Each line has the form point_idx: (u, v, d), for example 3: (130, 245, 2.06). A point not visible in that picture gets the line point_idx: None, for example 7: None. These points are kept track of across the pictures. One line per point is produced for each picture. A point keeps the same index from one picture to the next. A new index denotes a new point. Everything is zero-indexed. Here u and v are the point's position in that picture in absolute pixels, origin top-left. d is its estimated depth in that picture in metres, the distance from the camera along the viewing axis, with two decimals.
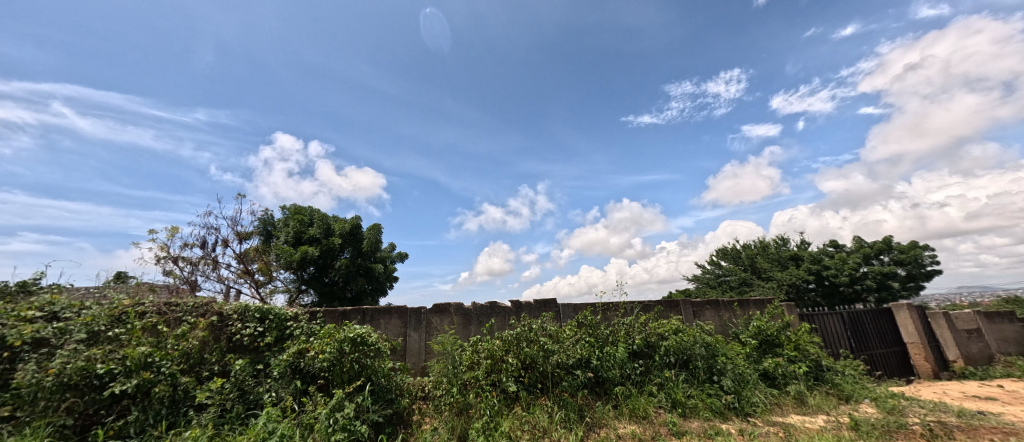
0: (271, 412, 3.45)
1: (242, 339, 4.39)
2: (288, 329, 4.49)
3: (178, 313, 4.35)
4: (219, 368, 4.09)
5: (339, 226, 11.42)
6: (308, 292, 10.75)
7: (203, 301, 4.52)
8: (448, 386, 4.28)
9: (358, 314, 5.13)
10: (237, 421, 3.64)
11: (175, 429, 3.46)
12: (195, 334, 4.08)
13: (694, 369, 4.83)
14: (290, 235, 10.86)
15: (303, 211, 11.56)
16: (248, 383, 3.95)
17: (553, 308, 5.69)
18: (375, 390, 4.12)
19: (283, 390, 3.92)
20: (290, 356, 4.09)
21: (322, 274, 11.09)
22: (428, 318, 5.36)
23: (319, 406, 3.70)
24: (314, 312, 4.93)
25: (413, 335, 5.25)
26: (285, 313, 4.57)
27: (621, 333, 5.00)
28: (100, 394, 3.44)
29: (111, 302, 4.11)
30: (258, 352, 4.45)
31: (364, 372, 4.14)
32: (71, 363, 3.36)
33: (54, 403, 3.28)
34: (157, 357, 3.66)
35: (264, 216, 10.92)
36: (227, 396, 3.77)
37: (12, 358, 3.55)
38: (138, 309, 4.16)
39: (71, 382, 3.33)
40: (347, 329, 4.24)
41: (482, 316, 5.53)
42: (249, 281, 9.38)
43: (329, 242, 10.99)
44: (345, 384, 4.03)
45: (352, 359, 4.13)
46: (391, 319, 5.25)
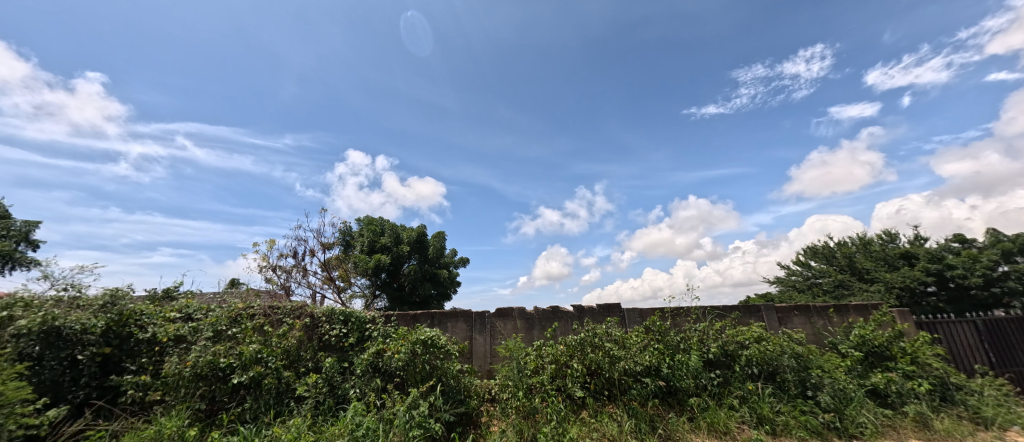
0: (356, 406, 3.79)
1: (331, 339, 4.90)
2: (368, 331, 4.92)
3: (279, 314, 4.99)
4: (312, 365, 4.61)
5: (407, 234, 12.23)
6: (382, 296, 11.62)
7: (298, 304, 5.14)
8: (515, 389, 4.35)
9: (428, 318, 5.45)
10: (329, 413, 4.06)
11: (281, 416, 3.97)
12: (293, 333, 4.65)
13: (782, 382, 4.36)
14: (365, 244, 11.86)
15: (376, 222, 12.55)
16: (336, 379, 4.38)
17: (618, 313, 5.53)
18: (446, 391, 4.33)
19: (366, 387, 4.28)
20: (371, 355, 4.47)
21: (393, 280, 11.93)
22: (493, 321, 5.52)
23: (397, 403, 3.98)
24: (389, 315, 5.35)
25: (479, 339, 5.44)
26: (364, 316, 5.02)
27: (694, 341, 4.69)
28: (224, 383, 4.07)
29: (229, 306, 4.85)
30: (343, 351, 4.92)
31: (435, 373, 4.37)
32: (202, 356, 4.04)
33: (192, 389, 3.96)
34: (264, 353, 4.24)
35: (343, 227, 12.06)
36: (320, 390, 4.22)
37: (162, 350, 4.38)
38: (249, 312, 4.86)
39: (203, 372, 3.99)
40: (419, 332, 4.54)
41: (544, 320, 5.55)
42: (332, 287, 10.41)
43: (398, 250, 11.81)
44: (419, 383, 4.30)
45: (424, 360, 4.39)
46: (458, 322, 5.49)
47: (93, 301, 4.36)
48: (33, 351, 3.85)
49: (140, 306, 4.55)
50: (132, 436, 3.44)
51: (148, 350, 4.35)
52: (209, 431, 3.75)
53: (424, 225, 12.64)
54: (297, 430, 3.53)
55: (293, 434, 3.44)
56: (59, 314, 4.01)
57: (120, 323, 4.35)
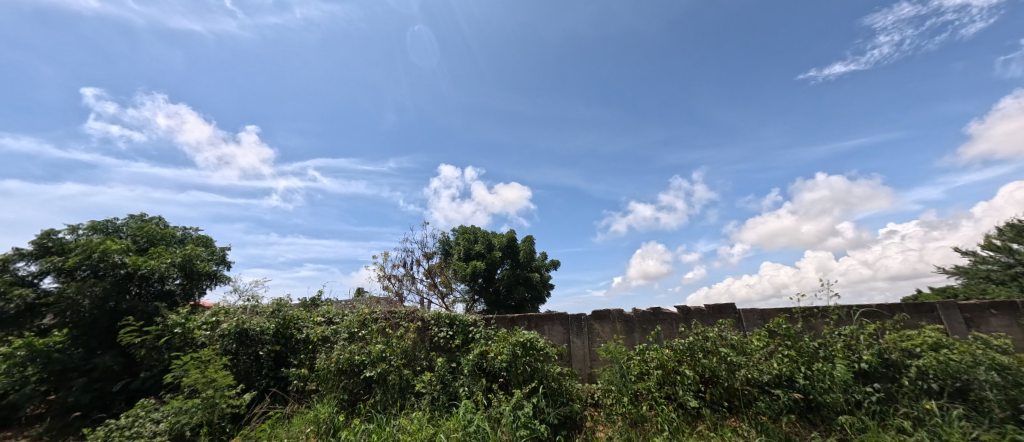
0: (466, 404, 4.07)
1: (440, 341, 5.35)
2: (471, 333, 5.26)
3: (396, 318, 5.64)
4: (426, 363, 5.09)
5: (498, 240, 12.77)
6: (480, 301, 12.32)
7: (411, 309, 5.75)
8: (619, 395, 4.19)
9: (525, 321, 5.58)
10: (444, 408, 4.43)
11: (405, 409, 4.46)
12: (409, 335, 5.23)
13: (979, 403, 3.34)
14: (462, 252, 12.70)
15: (470, 230, 13.38)
16: (447, 377, 4.76)
17: (733, 314, 4.94)
18: (549, 393, 4.37)
19: (473, 386, 4.57)
20: (475, 357, 4.78)
21: (489, 285, 12.55)
22: (590, 324, 5.42)
23: (503, 402, 4.16)
24: (489, 318, 5.64)
25: (577, 342, 5.38)
26: (466, 319, 5.38)
27: (838, 347, 3.94)
28: (358, 378, 4.75)
29: (359, 311, 5.66)
30: (451, 351, 5.33)
31: (536, 375, 4.45)
32: (342, 354, 4.78)
33: (337, 381, 4.71)
34: (387, 353, 4.84)
35: (442, 237, 13.12)
36: (435, 387, 4.64)
37: (313, 348, 5.31)
38: (373, 316, 5.59)
39: (344, 367, 4.72)
40: (518, 334, 4.70)
41: (645, 323, 5.24)
42: (436, 292, 11.39)
43: (492, 256, 12.40)
44: (521, 385, 4.43)
45: (524, 362, 4.52)
46: (554, 325, 5.52)
47: (266, 308, 5.54)
48: (232, 347, 5.06)
49: (296, 312, 5.60)
50: (298, 418, 4.22)
51: (305, 348, 5.31)
52: (351, 417, 4.40)
53: (513, 230, 13.05)
54: (419, 422, 3.94)
55: (416, 425, 3.84)
56: (246, 319, 5.22)
57: (284, 326, 5.40)
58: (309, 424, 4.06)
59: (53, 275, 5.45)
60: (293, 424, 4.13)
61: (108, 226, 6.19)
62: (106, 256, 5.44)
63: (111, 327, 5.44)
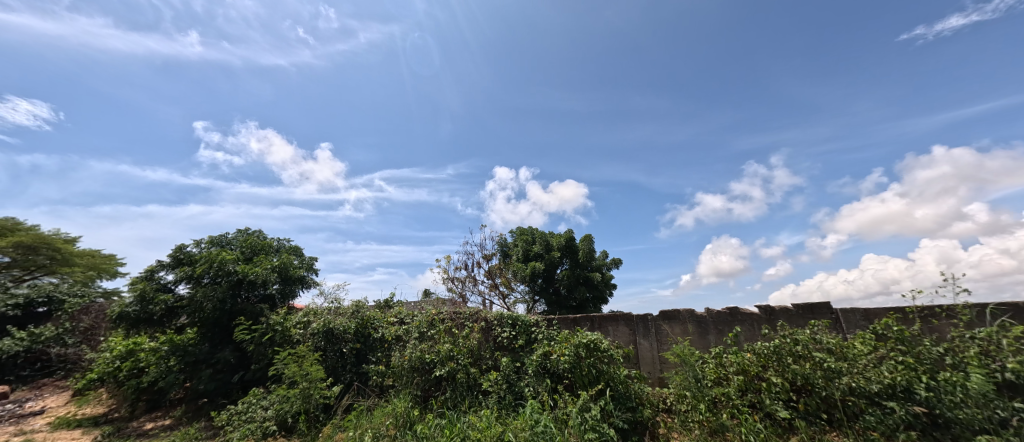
0: (532, 404, 4.11)
1: (504, 341, 5.46)
2: (534, 334, 5.29)
3: (461, 318, 5.85)
4: (492, 363, 5.22)
5: (556, 241, 12.67)
6: (541, 301, 12.33)
7: (474, 310, 5.92)
8: (694, 401, 3.93)
9: (587, 321, 5.47)
10: (511, 407, 4.50)
11: (474, 406, 4.62)
12: (474, 335, 5.40)
13: None
14: (521, 253, 12.79)
15: (527, 231, 13.44)
16: (513, 377, 4.84)
17: (827, 314, 4.38)
18: (616, 397, 4.24)
19: (539, 386, 4.59)
20: (539, 357, 4.81)
21: (549, 285, 12.50)
22: (658, 324, 5.15)
23: (569, 404, 4.12)
24: (550, 318, 5.63)
25: (644, 343, 5.14)
26: (528, 320, 5.42)
27: (970, 354, 3.28)
28: (429, 375, 5.02)
29: (427, 312, 5.97)
30: (515, 352, 5.41)
31: (603, 377, 4.35)
32: (415, 353, 5.10)
33: (410, 378, 5.02)
34: (454, 352, 5.05)
35: (500, 239, 13.34)
36: (501, 386, 4.74)
37: (389, 346, 5.73)
38: (440, 317, 5.85)
39: (416, 365, 5.03)
40: (581, 335, 4.62)
41: (721, 324, 4.85)
42: (497, 293, 11.63)
43: (551, 256, 12.35)
44: (587, 387, 4.36)
45: (589, 364, 4.43)
46: (619, 325, 5.34)
47: (348, 310, 6.10)
48: (321, 344, 5.64)
49: (372, 313, 6.08)
50: (379, 411, 4.57)
51: (381, 346, 5.75)
52: (425, 412, 4.66)
53: (571, 229, 12.87)
54: (488, 420, 4.06)
55: (485, 423, 3.95)
56: (332, 320, 5.80)
57: (363, 326, 5.90)
58: (389, 417, 4.38)
59: (185, 282, 6.55)
60: (375, 416, 4.49)
61: (223, 239, 7.26)
62: (222, 265, 6.38)
63: (228, 325, 6.37)
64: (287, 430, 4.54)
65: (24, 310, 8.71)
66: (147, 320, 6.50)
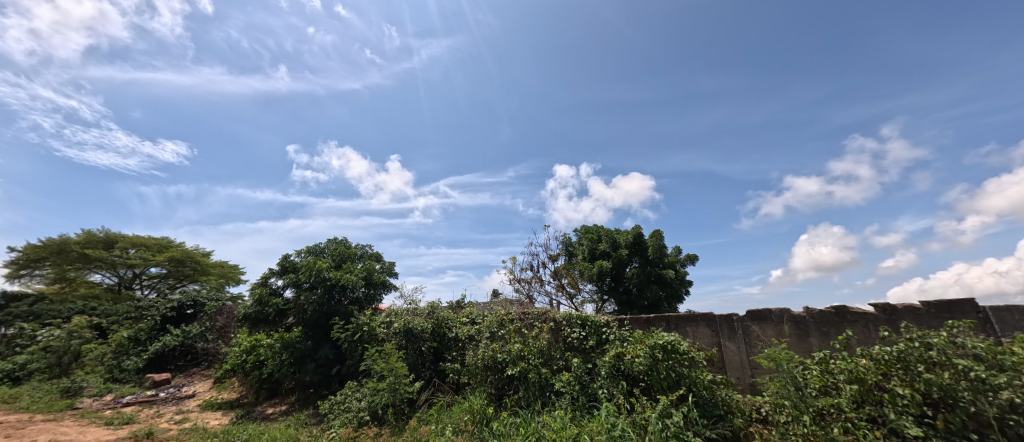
0: (608, 407, 3.99)
1: (574, 341, 5.39)
2: (605, 334, 5.15)
3: (530, 318, 5.89)
4: (563, 363, 5.19)
5: (623, 238, 12.18)
6: (610, 301, 11.95)
7: (543, 310, 5.93)
8: (795, 411, 3.49)
9: (663, 322, 5.16)
10: (584, 409, 4.42)
11: (547, 406, 4.62)
12: (543, 335, 5.42)
13: None
14: (586, 252, 12.51)
15: (592, 229, 13.11)
16: (585, 378, 4.76)
17: (972, 314, 3.60)
18: (700, 403, 3.98)
19: (613, 388, 4.45)
20: (612, 358, 4.67)
21: (618, 284, 12.06)
22: (746, 326, 4.68)
23: (647, 409, 3.93)
24: (622, 319, 5.43)
25: (730, 346, 4.71)
26: (599, 320, 5.28)
27: None
28: (502, 374, 5.13)
29: (497, 312, 6.13)
30: (586, 352, 5.31)
31: (684, 382, 4.07)
32: (487, 352, 5.26)
33: (485, 376, 5.20)
34: (525, 352, 5.11)
35: (564, 239, 13.20)
36: (573, 387, 4.68)
37: (463, 345, 5.99)
38: (510, 317, 5.97)
39: (489, 364, 5.18)
40: (656, 336, 4.38)
41: (825, 326, 4.26)
42: (564, 293, 11.54)
43: (618, 255, 11.90)
44: (667, 391, 4.12)
45: (667, 367, 4.18)
46: (699, 326, 4.97)
47: (424, 310, 6.52)
48: (403, 342, 6.10)
49: (446, 313, 6.41)
50: (457, 407, 4.81)
51: (456, 345, 6.04)
52: (500, 410, 4.78)
53: (639, 226, 12.28)
54: (562, 421, 4.04)
55: (560, 424, 3.93)
56: (411, 320, 6.24)
57: (439, 325, 6.26)
58: (466, 413, 4.59)
59: (291, 287, 7.54)
60: (454, 411, 4.73)
61: (317, 248, 8.21)
62: (318, 271, 7.22)
63: (325, 325, 7.19)
64: (378, 420, 4.99)
65: (178, 312, 10.75)
66: (264, 320, 7.61)
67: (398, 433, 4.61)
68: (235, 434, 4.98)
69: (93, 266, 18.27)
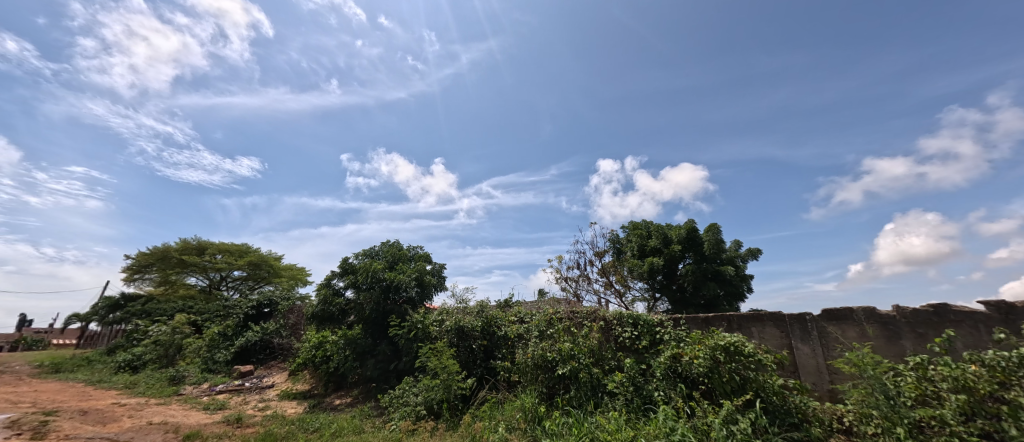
0: (666, 411, 3.83)
1: (625, 341, 5.23)
2: (659, 334, 4.94)
3: (579, 317, 5.81)
4: (615, 363, 5.05)
5: (675, 233, 11.60)
6: (663, 299, 11.43)
7: (592, 309, 5.82)
8: (886, 423, 3.12)
9: (723, 322, 4.83)
10: (639, 412, 4.27)
11: (601, 407, 4.53)
12: (593, 335, 5.31)
13: None
14: (635, 249, 12.07)
15: (640, 225, 12.62)
16: (639, 379, 4.60)
17: None
18: (770, 410, 3.68)
19: (671, 391, 4.25)
20: (668, 359, 4.47)
21: (671, 282, 11.50)
22: (822, 327, 4.26)
23: (709, 414, 3.71)
24: (677, 318, 5.17)
25: (803, 349, 4.30)
26: (652, 319, 5.08)
27: None
28: (552, 373, 5.10)
29: (545, 311, 6.11)
30: (639, 352, 5.14)
31: (750, 386, 3.80)
32: (537, 350, 5.26)
33: (535, 375, 5.20)
34: (576, 351, 5.04)
35: (611, 236, 12.83)
36: (627, 389, 4.53)
37: (512, 343, 6.05)
38: (558, 316, 5.92)
39: (539, 363, 5.17)
40: (717, 336, 4.12)
41: (921, 327, 3.77)
42: (614, 291, 11.24)
43: (670, 251, 11.34)
44: (731, 395, 3.87)
45: (730, 369, 3.91)
46: (766, 327, 4.59)
47: (474, 309, 6.68)
48: (454, 340, 6.30)
49: (495, 312, 6.52)
50: (509, 404, 4.87)
51: (506, 343, 6.11)
52: (552, 409, 4.76)
53: (692, 220, 11.63)
54: (617, 422, 3.93)
55: (615, 426, 3.83)
56: (461, 319, 6.42)
57: (488, 324, 6.38)
58: (518, 411, 4.64)
59: (351, 287, 8.08)
60: (506, 409, 4.80)
61: (373, 251, 8.72)
62: (374, 273, 7.68)
63: (382, 323, 7.63)
64: (434, 415, 5.19)
65: (257, 310, 11.95)
66: (329, 318, 8.23)
67: (453, 428, 4.77)
68: (309, 422, 5.44)
69: (189, 270, 20.90)
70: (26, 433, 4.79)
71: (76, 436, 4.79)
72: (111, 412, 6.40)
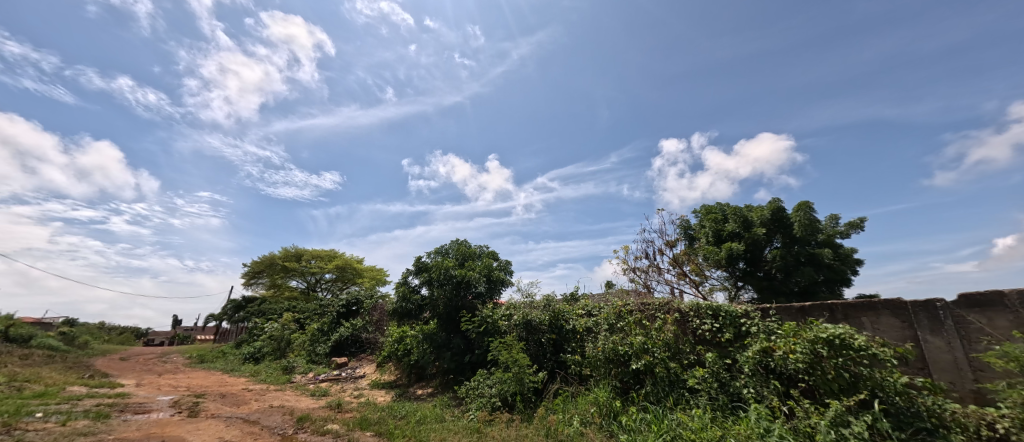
0: (758, 410, 3.49)
1: (705, 334, 4.85)
2: (744, 326, 4.51)
3: (651, 309, 5.51)
4: (695, 358, 4.73)
5: (757, 215, 10.47)
6: (747, 288, 10.43)
7: (665, 300, 5.49)
8: None
9: (824, 311, 4.25)
10: (727, 410, 3.96)
11: (682, 404, 4.27)
12: (668, 327, 4.99)
13: None
14: (710, 234, 11.13)
15: (714, 208, 11.60)
16: (724, 375, 4.24)
17: None
18: (892, 413, 3.18)
19: (763, 388, 3.87)
20: (757, 354, 4.05)
21: (756, 268, 10.43)
22: (958, 315, 3.55)
23: (812, 414, 3.31)
24: (766, 308, 4.66)
25: (934, 342, 3.63)
26: (734, 310, 4.65)
27: None
28: (626, 368, 4.92)
29: (613, 303, 5.89)
30: (722, 346, 4.73)
31: (864, 384, 3.32)
32: (608, 344, 5.11)
33: (608, 369, 5.06)
34: (650, 344, 4.79)
35: (682, 222, 12.00)
36: (711, 385, 4.21)
37: (582, 337, 5.96)
38: (628, 308, 5.67)
39: (611, 356, 5.02)
40: (817, 328, 3.66)
41: None
42: (688, 281, 10.54)
43: (752, 234, 10.25)
44: (839, 395, 3.41)
45: (836, 365, 3.44)
46: (881, 316, 3.95)
47: (541, 302, 6.72)
48: (523, 334, 6.40)
49: (562, 306, 6.48)
50: (582, 398, 4.83)
51: (575, 336, 6.04)
52: (627, 404, 4.62)
53: (777, 199, 10.40)
54: (702, 421, 3.68)
55: (699, 425, 3.59)
56: (529, 313, 6.50)
57: (556, 318, 6.37)
58: (592, 405, 4.59)
59: (425, 285, 8.61)
60: (579, 402, 4.77)
61: (442, 249, 9.17)
62: (444, 271, 8.11)
63: (455, 318, 8.04)
64: (509, 406, 5.34)
65: (347, 308, 13.32)
66: (408, 313, 8.88)
67: (528, 420, 4.87)
68: (397, 409, 5.94)
69: (291, 274, 23.97)
70: (184, 411, 5.92)
71: (219, 415, 5.79)
72: (243, 395, 7.65)
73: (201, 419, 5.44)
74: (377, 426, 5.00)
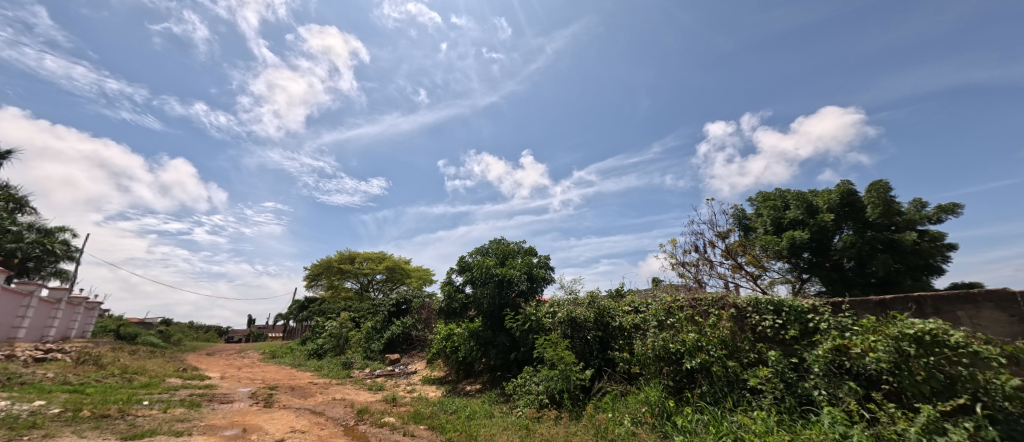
0: (833, 414, 3.18)
1: (766, 331, 4.52)
2: (812, 322, 4.14)
3: (704, 305, 5.21)
4: (755, 356, 4.42)
5: (823, 200, 9.55)
6: (814, 280, 9.59)
7: (719, 295, 5.16)
8: None
9: (911, 305, 3.78)
10: (795, 413, 3.67)
11: (743, 405, 4.02)
12: (723, 324, 4.69)
13: None
14: (769, 223, 10.33)
15: (772, 195, 10.74)
16: (791, 376, 3.92)
17: None
18: (1001, 419, 2.76)
19: (836, 390, 3.53)
20: (829, 352, 3.70)
21: (824, 259, 9.53)
22: None
23: (898, 420, 2.96)
24: (838, 303, 4.23)
25: None
26: (800, 305, 4.28)
27: None
28: (679, 366, 4.71)
29: (662, 299, 5.65)
30: (787, 344, 4.37)
31: (963, 386, 2.94)
32: (657, 342, 4.90)
33: (658, 367, 4.88)
34: (704, 342, 4.54)
35: (735, 212, 11.24)
36: (775, 385, 3.91)
37: (629, 334, 5.79)
38: (677, 303, 5.40)
39: (661, 354, 4.83)
40: (902, 324, 3.26)
41: None
42: (744, 274, 9.88)
43: (818, 221, 9.34)
44: (931, 399, 3.04)
45: (927, 365, 3.06)
46: (983, 310, 3.44)
47: (585, 299, 6.62)
48: (568, 331, 6.33)
49: (607, 303, 6.32)
50: (632, 397, 4.70)
51: (622, 333, 5.89)
52: (682, 404, 4.42)
53: (846, 180, 9.39)
54: (767, 424, 3.43)
55: (763, 428, 3.36)
56: (573, 310, 6.44)
57: (601, 315, 6.24)
58: (643, 404, 4.46)
59: (469, 283, 8.79)
60: (630, 401, 4.65)
61: (483, 248, 9.30)
62: (486, 270, 8.24)
63: (500, 315, 8.13)
64: (556, 404, 5.33)
65: (397, 307, 13.95)
66: (453, 312, 9.13)
67: (577, 418, 4.82)
68: (447, 404, 6.14)
69: (346, 275, 25.57)
70: (261, 401, 6.55)
71: (290, 405, 6.34)
72: (309, 388, 8.31)
73: (275, 409, 5.98)
74: (430, 420, 5.21)
